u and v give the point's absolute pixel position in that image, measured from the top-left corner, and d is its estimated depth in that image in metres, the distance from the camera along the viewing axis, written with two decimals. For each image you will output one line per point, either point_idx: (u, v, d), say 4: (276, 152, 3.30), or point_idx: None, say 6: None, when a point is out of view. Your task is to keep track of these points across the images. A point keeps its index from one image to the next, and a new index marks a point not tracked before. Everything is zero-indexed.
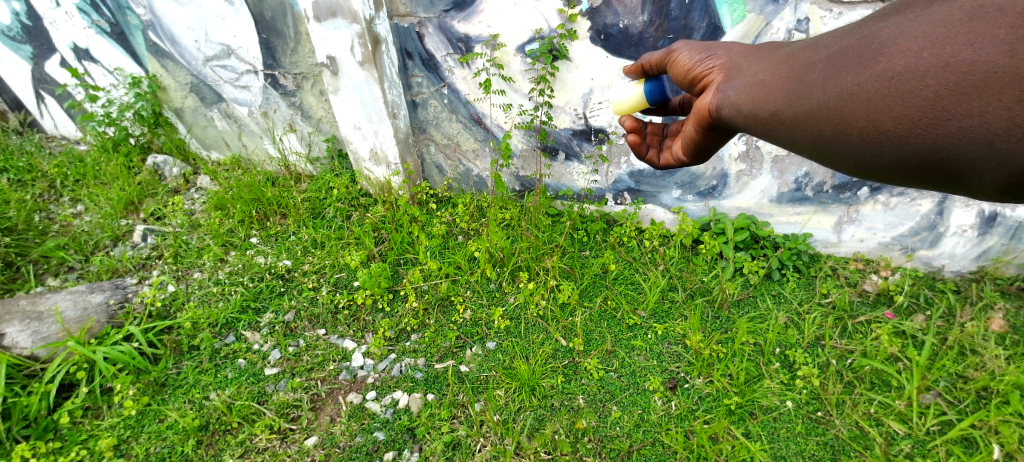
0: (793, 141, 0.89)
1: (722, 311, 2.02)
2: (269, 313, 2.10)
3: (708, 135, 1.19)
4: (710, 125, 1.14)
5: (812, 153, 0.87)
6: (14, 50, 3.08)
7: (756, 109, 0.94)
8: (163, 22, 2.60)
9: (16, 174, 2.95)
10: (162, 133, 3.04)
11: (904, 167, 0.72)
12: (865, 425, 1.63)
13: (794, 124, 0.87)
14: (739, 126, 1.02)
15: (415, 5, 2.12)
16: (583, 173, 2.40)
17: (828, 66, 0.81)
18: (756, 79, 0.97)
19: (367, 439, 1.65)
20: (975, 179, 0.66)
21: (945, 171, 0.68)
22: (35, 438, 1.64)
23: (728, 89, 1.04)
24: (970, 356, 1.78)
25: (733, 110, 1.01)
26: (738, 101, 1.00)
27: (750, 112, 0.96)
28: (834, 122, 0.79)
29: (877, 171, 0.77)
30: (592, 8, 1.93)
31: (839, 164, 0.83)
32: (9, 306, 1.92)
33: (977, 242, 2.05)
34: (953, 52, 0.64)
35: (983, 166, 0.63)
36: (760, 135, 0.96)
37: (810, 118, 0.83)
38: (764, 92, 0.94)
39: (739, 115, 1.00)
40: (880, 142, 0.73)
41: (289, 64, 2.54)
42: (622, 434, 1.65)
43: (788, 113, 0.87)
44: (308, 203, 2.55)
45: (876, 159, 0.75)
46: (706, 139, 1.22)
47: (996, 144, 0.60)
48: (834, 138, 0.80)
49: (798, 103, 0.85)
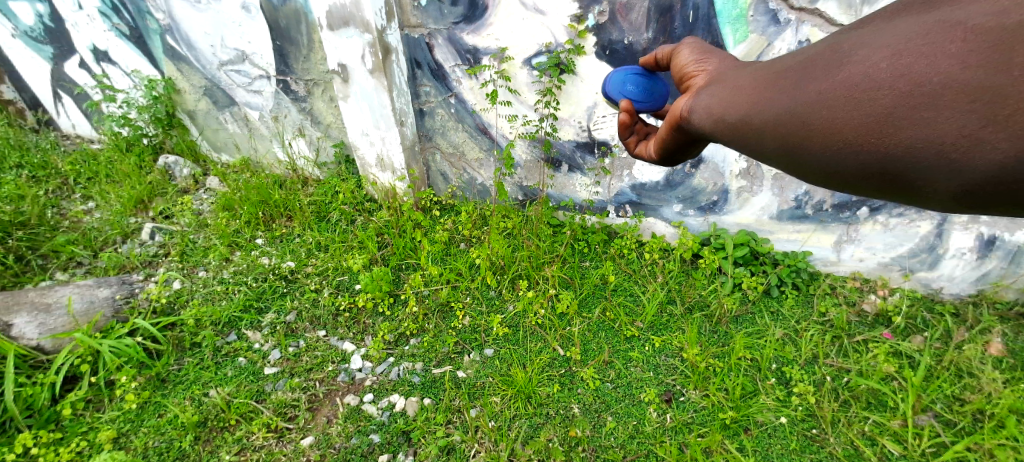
0: (762, 148, 0.87)
1: (719, 325, 2.04)
2: (271, 314, 2.13)
3: (684, 139, 1.17)
4: (685, 129, 1.11)
5: (781, 161, 0.85)
6: (35, 51, 3.17)
7: (729, 115, 0.92)
8: (181, 27, 2.68)
9: (31, 171, 3.02)
10: (175, 134, 3.11)
11: (865, 175, 0.71)
12: (859, 444, 1.62)
13: (759, 132, 0.85)
14: (710, 134, 1.00)
15: (426, 17, 2.18)
16: (585, 184, 2.44)
17: (792, 75, 0.81)
18: (729, 87, 0.96)
19: (362, 441, 1.67)
20: (930, 189, 0.65)
21: (899, 182, 0.68)
22: (38, 429, 1.67)
23: (703, 95, 1.02)
24: (967, 379, 1.78)
25: (703, 116, 1.00)
26: (711, 105, 0.98)
27: (719, 118, 0.95)
28: (797, 129, 0.77)
29: (841, 180, 0.76)
30: (597, 25, 1.98)
31: (806, 173, 0.81)
32: (16, 297, 1.94)
33: (976, 265, 2.04)
34: (910, 63, 0.64)
35: (938, 174, 0.62)
36: (733, 141, 0.93)
37: (778, 127, 0.81)
38: (737, 99, 0.91)
39: (709, 120, 0.98)
40: (838, 150, 0.72)
41: (301, 70, 2.60)
42: (616, 444, 1.65)
43: (757, 118, 0.85)
44: (314, 207, 2.59)
45: (838, 168, 0.74)
46: (684, 144, 1.20)
47: (947, 153, 0.60)
48: (795, 146, 0.79)
49: (768, 109, 0.83)
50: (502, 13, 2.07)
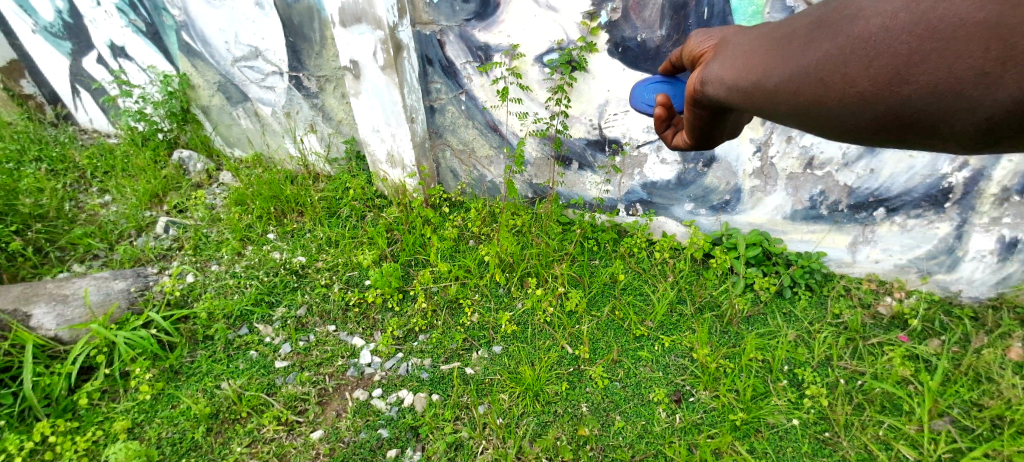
0: (775, 112, 0.79)
1: (730, 326, 2.02)
2: (281, 307, 2.15)
3: (700, 121, 1.03)
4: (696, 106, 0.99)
5: (794, 121, 0.78)
6: (55, 47, 3.23)
7: (735, 83, 0.83)
8: (196, 23, 2.71)
9: (49, 164, 3.08)
10: (189, 130, 3.15)
11: (880, 126, 0.67)
12: (873, 449, 1.60)
13: (772, 97, 0.77)
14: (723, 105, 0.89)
15: (437, 14, 2.18)
16: (595, 183, 2.42)
17: (802, 32, 0.73)
18: (735, 50, 0.86)
19: (371, 435, 1.67)
20: (945, 131, 0.62)
21: (918, 128, 0.64)
22: (55, 417, 1.70)
23: (714, 63, 0.89)
24: (986, 384, 1.74)
25: (716, 90, 0.87)
26: (725, 77, 0.84)
27: (733, 87, 0.83)
28: (813, 89, 0.71)
29: (856, 132, 0.72)
30: (610, 21, 1.96)
31: (822, 129, 0.76)
32: (35, 288, 1.98)
33: (997, 268, 1.98)
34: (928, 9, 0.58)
35: (958, 116, 0.59)
36: (745, 108, 0.84)
37: (790, 87, 0.74)
38: (744, 63, 0.81)
39: (724, 91, 0.86)
40: (855, 104, 0.67)
41: (313, 67, 2.61)
42: (624, 444, 1.64)
43: (770, 81, 0.76)
44: (325, 202, 2.61)
45: (853, 121, 0.69)
46: (701, 127, 1.05)
47: (965, 94, 0.57)
48: (812, 106, 0.72)
49: (779, 70, 0.75)
50: (514, 10, 2.06)
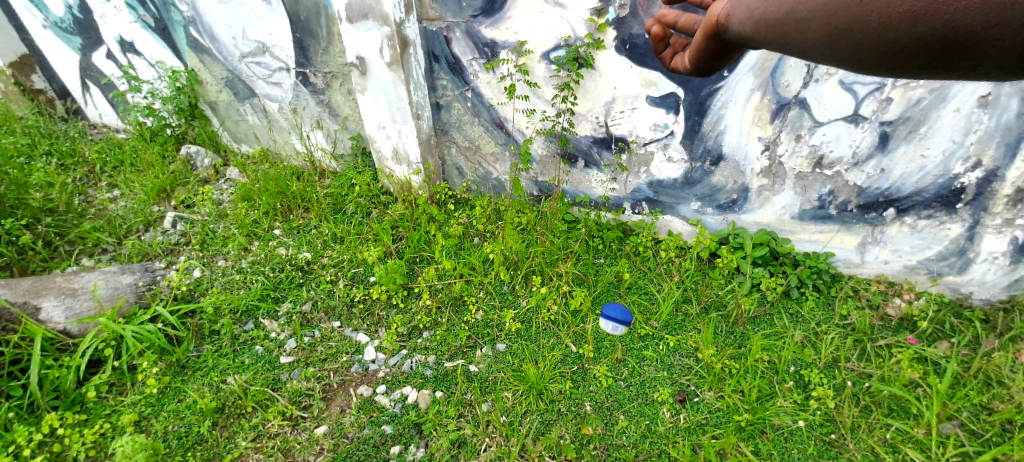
0: (805, 49, 0.75)
1: (736, 326, 2.00)
2: (287, 303, 2.16)
3: (718, 53, 1.00)
4: (717, 42, 0.96)
5: (823, 57, 0.74)
6: (65, 42, 3.25)
7: (764, 15, 0.79)
8: (204, 19, 2.72)
9: (59, 158, 3.11)
10: (197, 125, 3.17)
11: (919, 54, 0.62)
12: (880, 451, 1.58)
13: (804, 27, 0.73)
14: (750, 41, 0.85)
15: (444, 10, 2.17)
16: (601, 181, 2.41)
17: None
18: None
19: (375, 432, 1.68)
20: (994, 55, 0.58)
21: (961, 57, 0.60)
22: (63, 409, 1.72)
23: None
24: (996, 387, 1.71)
25: (742, 20, 0.84)
26: (753, 6, 0.81)
27: (761, 18, 0.80)
28: (849, 15, 0.66)
29: (891, 64, 0.67)
30: (618, 18, 1.94)
31: (853, 64, 0.71)
32: (44, 281, 2.00)
33: (1009, 270, 1.94)
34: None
35: (1007, 40, 0.55)
36: (772, 44, 0.79)
37: (825, 14, 0.69)
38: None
39: (751, 24, 0.82)
40: (893, 30, 0.62)
41: (320, 63, 2.62)
42: (628, 443, 1.64)
43: (802, 11, 0.72)
44: (330, 199, 2.62)
45: (889, 49, 0.64)
46: (720, 60, 1.02)
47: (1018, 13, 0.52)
48: (846, 35, 0.68)
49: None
50: (521, 7, 2.05)
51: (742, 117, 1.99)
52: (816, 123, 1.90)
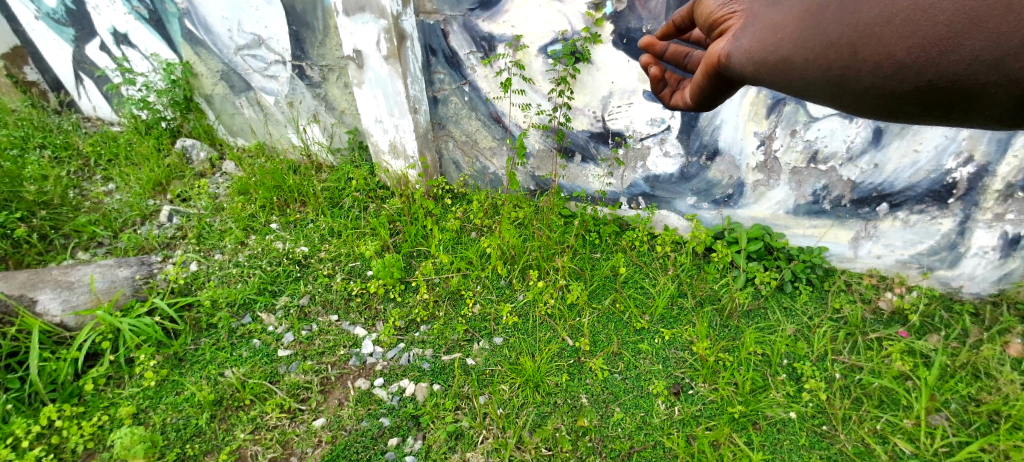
0: (804, 88, 0.81)
1: (730, 320, 2.02)
2: (284, 296, 2.17)
3: (715, 85, 1.08)
4: (717, 75, 1.03)
5: (821, 97, 0.80)
6: (57, 33, 3.22)
7: (762, 57, 0.86)
8: (199, 11, 2.70)
9: (53, 151, 3.08)
10: (192, 118, 3.15)
11: (913, 99, 0.68)
12: (870, 442, 1.61)
13: (805, 68, 0.78)
14: (749, 78, 0.92)
15: (441, 3, 2.17)
16: (597, 175, 2.42)
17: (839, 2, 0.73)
18: (768, 21, 0.86)
19: (373, 424, 1.69)
20: (981, 102, 0.63)
21: (955, 100, 0.65)
22: (61, 402, 1.72)
23: (740, 36, 0.92)
24: (984, 380, 1.75)
25: (743, 58, 0.91)
26: (750, 48, 0.89)
27: (761, 61, 0.86)
28: (848, 60, 0.72)
29: (884, 106, 0.72)
30: (615, 12, 1.94)
31: (849, 105, 0.77)
32: (40, 274, 2.00)
33: (999, 264, 1.98)
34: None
35: (995, 85, 0.60)
36: (771, 84, 0.86)
37: (822, 60, 0.75)
38: (773, 35, 0.84)
39: (751, 64, 0.89)
40: (891, 75, 0.67)
41: (316, 56, 2.60)
42: (623, 435, 1.66)
43: (799, 57, 0.79)
44: (327, 193, 2.62)
45: (885, 94, 0.70)
46: (717, 91, 1.11)
47: (1008, 62, 0.58)
48: (847, 79, 0.73)
49: (810, 43, 0.77)
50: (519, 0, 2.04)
51: (738, 112, 2.00)
52: (812, 118, 1.91)
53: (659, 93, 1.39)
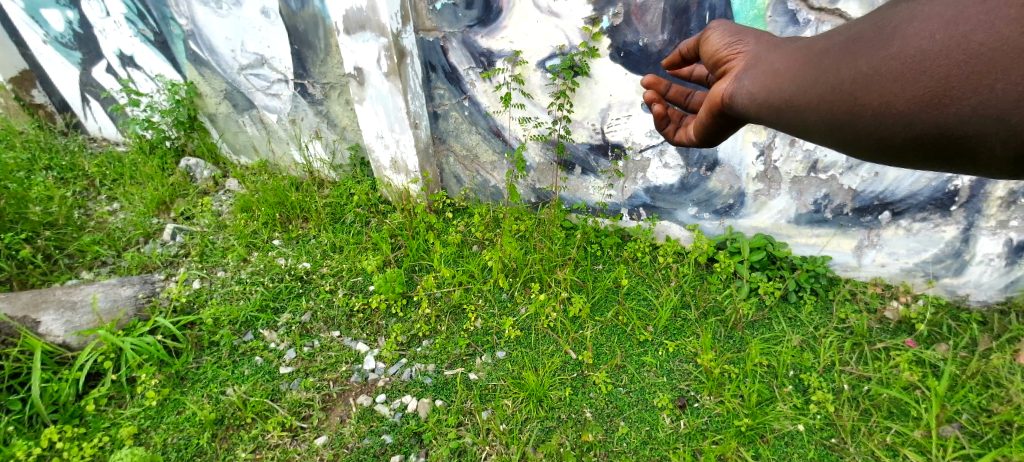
0: (807, 128, 0.83)
1: (734, 331, 2.01)
2: (287, 313, 2.16)
3: (720, 123, 1.12)
4: (722, 113, 1.07)
5: (825, 138, 0.82)
6: (65, 56, 3.28)
7: (765, 98, 0.90)
8: (203, 32, 2.75)
9: (59, 172, 3.12)
10: (196, 137, 3.19)
11: (916, 146, 0.68)
12: (880, 455, 1.58)
13: (807, 111, 0.81)
14: (753, 117, 0.96)
15: (440, 21, 2.20)
16: (598, 187, 2.43)
17: (839, 52, 0.76)
18: (773, 66, 0.90)
19: (375, 441, 1.68)
20: (983, 154, 0.63)
21: (957, 148, 0.65)
22: (62, 423, 1.72)
23: (743, 78, 0.97)
24: (994, 389, 1.72)
25: (745, 99, 0.95)
26: (753, 90, 0.93)
27: (764, 102, 0.90)
28: (848, 105, 0.73)
29: (888, 152, 0.73)
30: (613, 26, 1.96)
31: (855, 149, 0.78)
32: (43, 294, 2.00)
33: (1005, 272, 1.96)
34: (967, 32, 0.59)
35: (995, 137, 0.60)
36: (777, 123, 0.89)
37: (822, 105, 0.78)
38: (776, 79, 0.88)
39: (753, 105, 0.94)
40: (891, 122, 0.68)
41: (318, 74, 2.64)
42: (628, 450, 1.63)
43: (800, 100, 0.81)
44: (329, 208, 2.63)
45: (886, 140, 0.71)
46: (721, 129, 1.15)
47: (1005, 118, 0.57)
48: (848, 123, 0.75)
49: (811, 88, 0.80)
50: (516, 16, 2.07)
51: None
52: None
53: (664, 130, 1.40)
